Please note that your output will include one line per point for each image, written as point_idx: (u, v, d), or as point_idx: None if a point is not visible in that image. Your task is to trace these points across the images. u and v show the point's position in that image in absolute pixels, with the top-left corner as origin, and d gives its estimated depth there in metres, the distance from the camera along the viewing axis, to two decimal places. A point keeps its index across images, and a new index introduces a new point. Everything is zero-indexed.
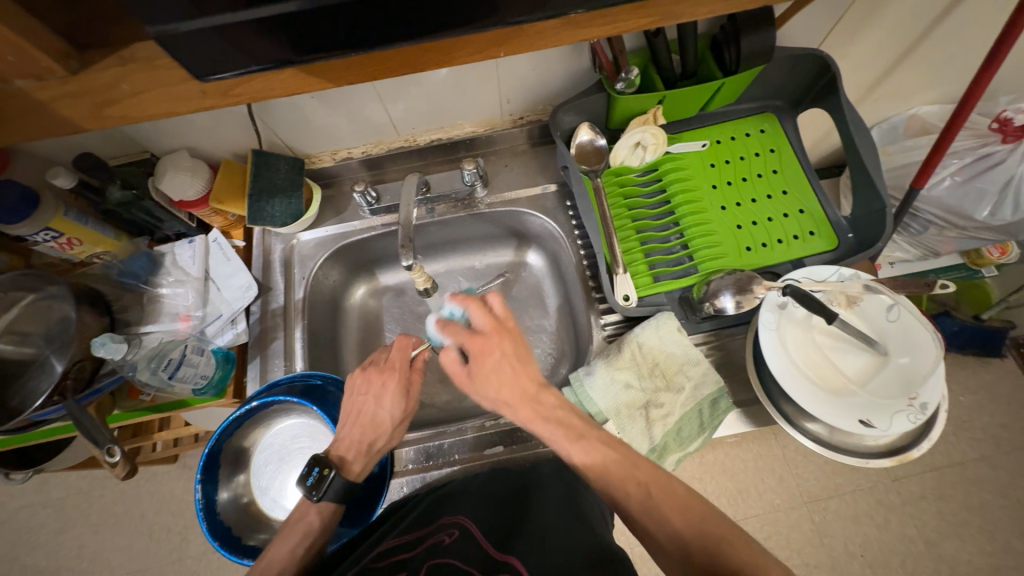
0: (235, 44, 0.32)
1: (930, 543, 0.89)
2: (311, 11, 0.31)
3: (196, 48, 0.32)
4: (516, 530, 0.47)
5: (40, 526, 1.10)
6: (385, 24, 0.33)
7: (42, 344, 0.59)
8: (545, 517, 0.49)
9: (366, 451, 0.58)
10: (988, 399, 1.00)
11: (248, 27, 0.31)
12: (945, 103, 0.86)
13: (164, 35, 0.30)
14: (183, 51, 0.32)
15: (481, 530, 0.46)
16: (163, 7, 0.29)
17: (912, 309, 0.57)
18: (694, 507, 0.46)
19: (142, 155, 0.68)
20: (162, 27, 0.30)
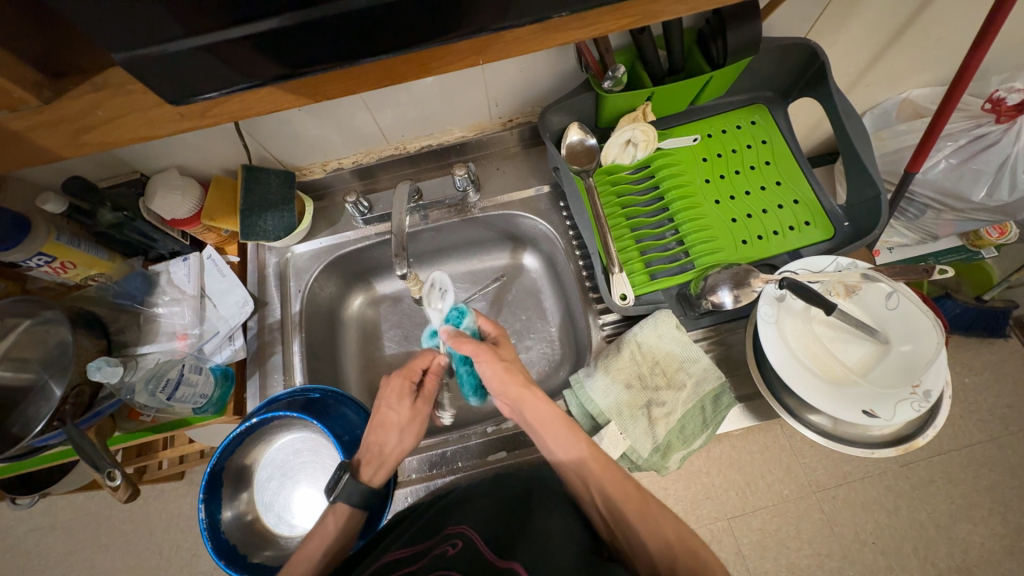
0: (215, 65, 0.32)
1: (940, 527, 0.89)
2: (290, 29, 0.30)
3: (170, 72, 0.32)
4: (519, 537, 0.46)
5: (50, 548, 1.10)
6: (365, 38, 0.33)
7: (41, 369, 0.58)
8: (548, 524, 0.48)
9: (378, 456, 0.59)
10: (994, 380, 0.99)
11: (222, 48, 0.31)
12: (937, 86, 0.85)
13: (134, 61, 0.30)
14: (156, 76, 0.32)
15: (485, 539, 0.45)
16: (133, 32, 0.28)
17: (911, 296, 0.57)
18: (667, 531, 0.50)
19: (132, 175, 0.68)
20: (138, 52, 0.30)
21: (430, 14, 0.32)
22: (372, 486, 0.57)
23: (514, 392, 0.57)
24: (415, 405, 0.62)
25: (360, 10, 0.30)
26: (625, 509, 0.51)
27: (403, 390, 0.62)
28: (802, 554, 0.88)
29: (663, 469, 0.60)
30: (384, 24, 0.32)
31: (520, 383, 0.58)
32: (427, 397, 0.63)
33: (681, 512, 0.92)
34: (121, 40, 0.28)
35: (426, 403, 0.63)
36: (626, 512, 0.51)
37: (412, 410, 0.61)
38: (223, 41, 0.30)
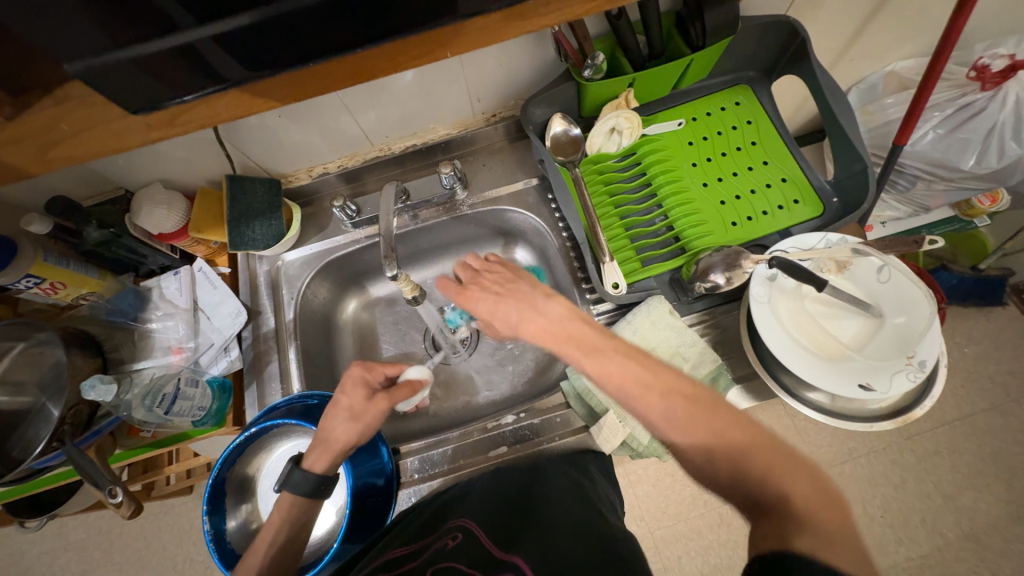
0: (184, 70, 0.32)
1: (947, 497, 0.89)
2: (259, 27, 0.31)
3: (129, 79, 0.31)
4: (523, 526, 0.47)
5: (64, 568, 1.10)
6: (329, 34, 0.33)
7: (38, 392, 0.58)
8: (551, 512, 0.49)
9: (331, 450, 0.55)
10: (994, 348, 0.99)
11: (180, 52, 0.31)
12: (921, 57, 0.85)
13: (89, 70, 0.30)
14: (114, 85, 0.31)
15: (485, 532, 0.46)
16: (83, 39, 0.28)
17: (902, 267, 0.57)
18: (722, 424, 0.41)
19: (116, 192, 0.68)
20: (99, 59, 0.29)
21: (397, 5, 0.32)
22: (323, 475, 0.54)
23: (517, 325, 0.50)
24: (371, 398, 0.57)
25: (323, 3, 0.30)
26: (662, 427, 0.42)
27: (359, 384, 0.57)
28: None
29: (664, 455, 0.60)
30: (350, 17, 0.32)
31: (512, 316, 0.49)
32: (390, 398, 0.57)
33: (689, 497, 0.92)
34: (80, 47, 0.29)
35: (386, 399, 0.57)
36: (692, 431, 0.41)
37: (366, 403, 0.56)
38: (186, 44, 0.30)
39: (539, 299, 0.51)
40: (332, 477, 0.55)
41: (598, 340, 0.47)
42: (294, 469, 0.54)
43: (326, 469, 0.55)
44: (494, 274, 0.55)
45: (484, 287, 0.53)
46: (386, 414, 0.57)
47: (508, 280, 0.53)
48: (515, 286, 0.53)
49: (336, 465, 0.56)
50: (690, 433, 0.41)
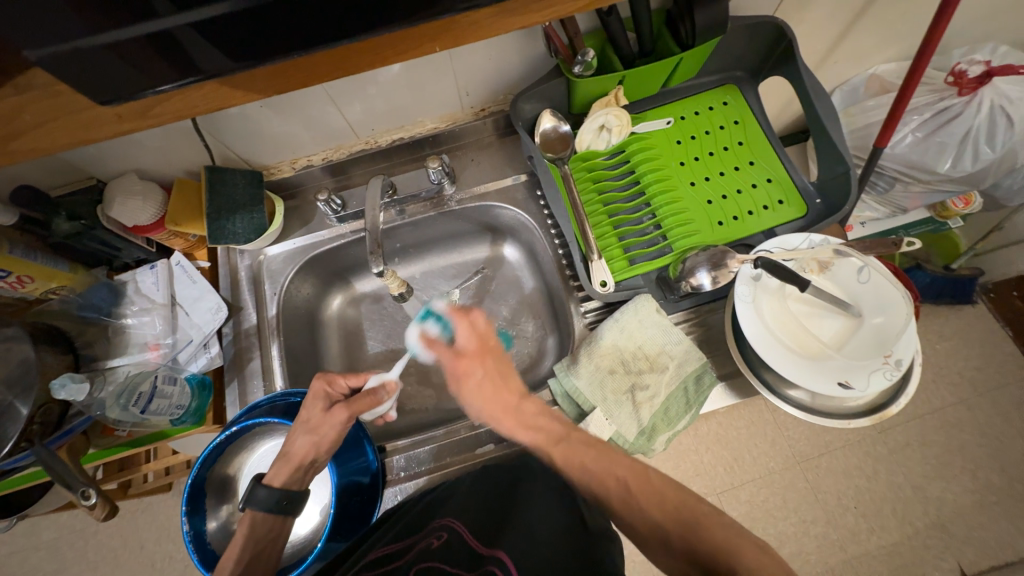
0: (160, 59, 0.31)
1: (916, 488, 0.92)
2: (236, 14, 0.29)
3: (93, 68, 0.30)
4: (507, 524, 0.47)
5: (36, 569, 1.07)
6: (313, 29, 0.32)
7: (3, 391, 0.54)
8: (537, 511, 0.49)
9: (302, 467, 0.57)
10: (963, 344, 1.03)
11: (151, 39, 0.29)
12: (902, 61, 0.87)
13: (51, 58, 0.28)
14: (77, 74, 0.30)
15: (470, 531, 0.45)
16: (45, 26, 0.26)
17: (881, 269, 0.58)
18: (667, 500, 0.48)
19: (87, 181, 0.65)
20: (63, 46, 0.28)
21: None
22: (285, 490, 0.55)
23: (501, 410, 0.58)
24: (329, 410, 0.56)
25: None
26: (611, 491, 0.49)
27: (319, 396, 0.57)
28: (788, 522, 0.91)
29: (649, 452, 0.61)
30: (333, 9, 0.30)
31: (506, 404, 0.58)
32: (351, 408, 0.57)
33: None
34: (40, 34, 0.27)
35: (344, 411, 0.56)
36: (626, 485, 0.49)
37: (325, 416, 0.56)
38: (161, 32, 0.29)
39: (517, 386, 0.59)
40: (293, 489, 0.56)
41: (563, 432, 0.55)
42: (256, 486, 0.54)
43: (292, 483, 0.56)
44: (490, 350, 0.61)
45: (478, 360, 0.60)
46: (345, 426, 0.56)
47: (500, 360, 0.61)
48: (507, 372, 0.60)
49: (298, 478, 0.57)
50: (641, 507, 0.48)
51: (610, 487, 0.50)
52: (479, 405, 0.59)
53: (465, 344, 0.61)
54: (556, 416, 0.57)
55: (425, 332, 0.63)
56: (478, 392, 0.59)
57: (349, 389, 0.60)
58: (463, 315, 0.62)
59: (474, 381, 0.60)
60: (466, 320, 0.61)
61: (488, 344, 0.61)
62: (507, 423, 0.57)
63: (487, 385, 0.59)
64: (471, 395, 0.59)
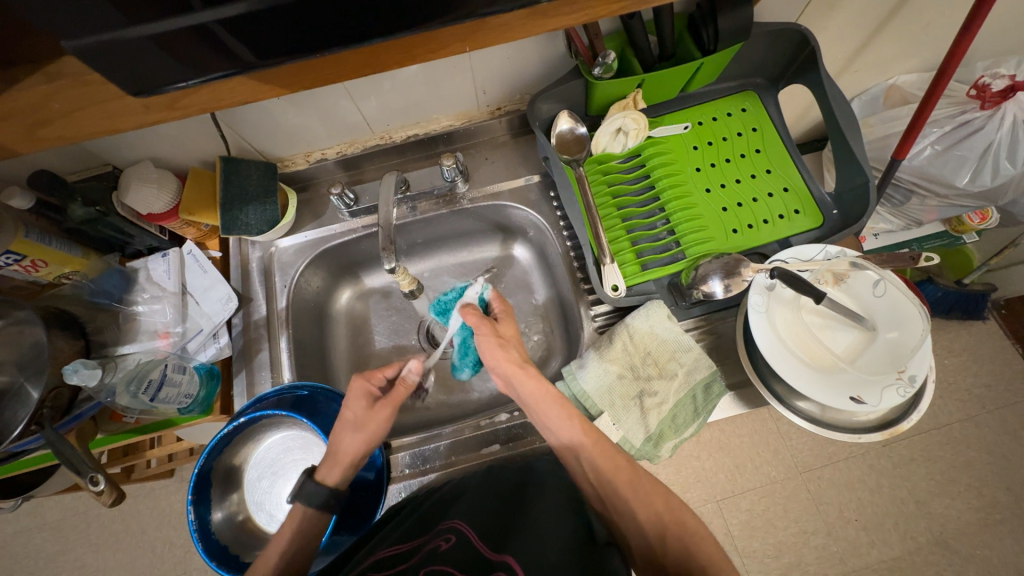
0: (191, 54, 0.31)
1: (920, 503, 0.92)
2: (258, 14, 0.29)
3: (124, 61, 0.30)
4: (514, 530, 0.46)
5: (38, 549, 1.08)
6: (342, 31, 0.32)
7: (15, 372, 0.55)
8: (550, 521, 0.49)
9: (346, 463, 0.57)
10: (972, 360, 1.02)
11: (183, 35, 0.29)
12: (924, 72, 0.86)
13: (84, 50, 0.28)
14: (109, 66, 0.30)
15: (478, 534, 0.45)
16: (77, 18, 0.26)
17: (898, 283, 0.57)
18: (655, 502, 0.51)
19: (103, 168, 0.65)
20: (96, 40, 0.28)
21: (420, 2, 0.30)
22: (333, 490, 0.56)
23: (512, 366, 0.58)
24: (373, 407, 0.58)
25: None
26: (617, 484, 0.51)
27: (362, 394, 0.58)
28: (789, 532, 0.90)
29: (654, 458, 0.61)
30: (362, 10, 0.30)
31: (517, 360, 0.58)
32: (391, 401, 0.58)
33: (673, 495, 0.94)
34: (74, 26, 0.27)
35: (389, 406, 0.58)
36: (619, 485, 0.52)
37: (368, 414, 0.57)
38: (192, 28, 0.29)
39: (517, 354, 0.59)
40: (344, 489, 0.57)
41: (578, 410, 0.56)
42: (307, 479, 0.56)
43: (341, 483, 0.57)
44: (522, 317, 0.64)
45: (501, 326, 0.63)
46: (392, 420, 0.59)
47: (510, 331, 0.63)
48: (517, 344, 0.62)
49: (347, 477, 0.57)
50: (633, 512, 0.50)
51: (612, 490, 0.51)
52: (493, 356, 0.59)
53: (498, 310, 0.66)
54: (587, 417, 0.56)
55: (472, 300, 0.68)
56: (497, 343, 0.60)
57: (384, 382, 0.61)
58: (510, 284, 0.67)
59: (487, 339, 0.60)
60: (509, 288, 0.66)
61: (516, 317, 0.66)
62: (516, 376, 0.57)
63: (492, 346, 0.59)
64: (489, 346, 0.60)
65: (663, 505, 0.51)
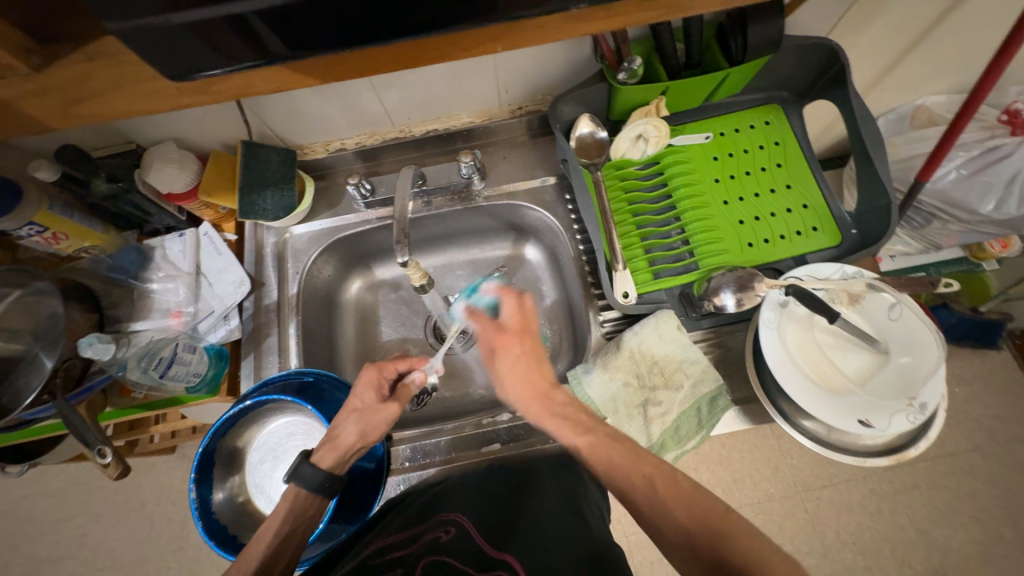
0: (225, 43, 0.31)
1: (920, 531, 0.90)
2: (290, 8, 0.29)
3: (162, 46, 0.30)
4: (517, 529, 0.46)
5: (41, 515, 1.10)
6: (375, 27, 0.32)
7: (31, 340, 0.57)
8: (553, 518, 0.48)
9: (344, 452, 0.57)
10: (983, 390, 1.00)
11: (222, 24, 0.29)
12: (954, 94, 0.84)
13: (127, 33, 0.29)
14: (149, 50, 0.30)
15: (478, 527, 0.46)
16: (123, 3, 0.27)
17: (914, 307, 0.57)
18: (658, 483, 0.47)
19: (127, 146, 0.66)
20: (139, 24, 0.28)
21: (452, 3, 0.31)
22: (329, 473, 0.55)
23: (535, 396, 0.58)
24: (381, 401, 0.59)
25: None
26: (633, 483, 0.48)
27: (371, 384, 0.59)
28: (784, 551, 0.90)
29: None
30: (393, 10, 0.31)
31: (538, 388, 0.58)
32: (399, 398, 0.60)
33: None
34: (117, 9, 0.27)
35: (396, 401, 0.59)
36: (614, 464, 0.50)
37: (376, 406, 0.58)
38: (231, 17, 0.29)
39: (542, 383, 0.58)
40: (338, 475, 0.57)
41: (592, 423, 0.55)
42: (304, 461, 0.55)
43: (337, 469, 0.57)
44: (532, 332, 0.61)
45: (515, 343, 0.60)
46: (397, 416, 0.59)
47: (533, 348, 0.60)
48: (541, 358, 0.60)
49: (344, 463, 0.57)
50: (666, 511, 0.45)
51: (634, 488, 0.48)
52: (517, 388, 0.59)
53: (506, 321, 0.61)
54: (585, 410, 0.57)
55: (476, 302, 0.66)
56: (513, 372, 0.60)
57: (396, 375, 0.62)
58: (513, 294, 0.61)
59: (510, 359, 0.60)
60: (515, 299, 0.61)
61: (529, 328, 0.61)
62: (534, 409, 0.58)
63: (513, 375, 0.60)
64: (506, 374, 0.60)
65: (660, 478, 0.48)
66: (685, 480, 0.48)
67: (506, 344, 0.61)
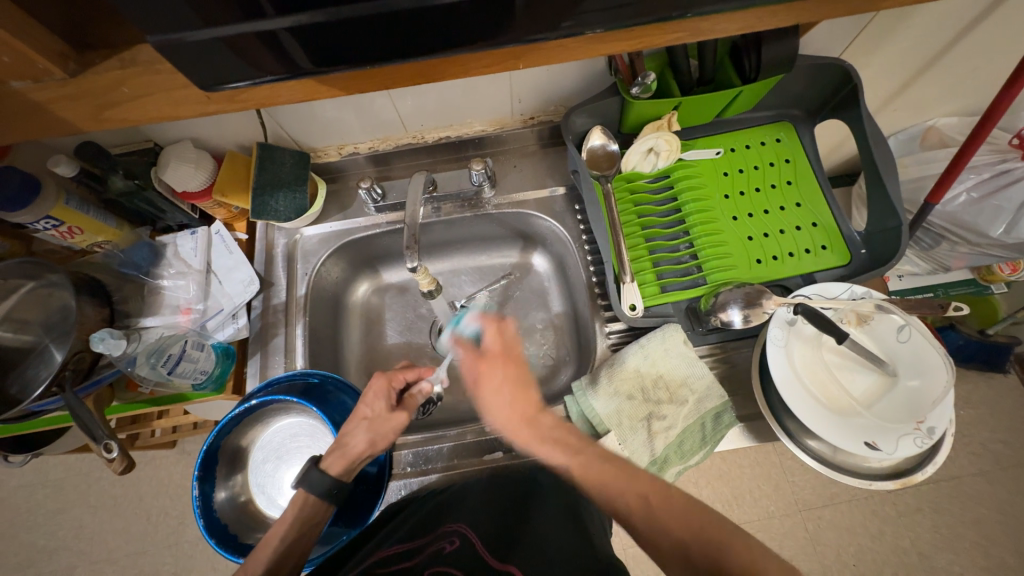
0: (256, 56, 0.32)
1: (922, 555, 0.89)
2: (317, 27, 0.30)
3: (196, 57, 0.31)
4: (518, 541, 0.46)
5: (39, 506, 1.10)
6: (401, 42, 0.33)
7: (42, 332, 0.58)
8: (556, 530, 0.48)
9: (354, 459, 0.56)
10: (989, 414, 0.99)
11: (255, 37, 0.30)
12: (965, 116, 0.84)
13: (165, 44, 0.30)
14: (183, 60, 0.31)
15: (481, 538, 0.46)
16: (163, 16, 0.28)
17: (924, 330, 0.56)
18: (652, 495, 0.47)
19: (145, 144, 0.67)
20: (177, 37, 0.29)
21: (474, 23, 0.32)
22: (337, 481, 0.55)
23: (518, 423, 0.57)
24: (391, 410, 0.59)
25: (406, 13, 0.30)
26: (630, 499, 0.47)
27: (381, 394, 0.59)
28: None
29: None
30: (414, 30, 0.32)
31: (523, 414, 0.57)
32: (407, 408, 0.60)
33: None
34: (157, 23, 0.28)
35: (406, 411, 0.60)
36: (609, 480, 0.49)
37: (386, 415, 0.58)
38: (265, 31, 0.30)
39: (524, 410, 0.57)
40: (346, 483, 0.56)
41: (580, 445, 0.53)
42: (312, 468, 0.55)
43: (346, 476, 0.57)
44: (515, 356, 0.61)
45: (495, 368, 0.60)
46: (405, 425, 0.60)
47: (517, 373, 0.60)
48: (526, 383, 0.59)
49: (352, 470, 0.57)
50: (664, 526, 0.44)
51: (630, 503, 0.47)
52: (501, 414, 0.58)
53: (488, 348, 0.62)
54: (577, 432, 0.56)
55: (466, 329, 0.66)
56: (496, 398, 0.59)
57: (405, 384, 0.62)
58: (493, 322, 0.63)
59: (493, 386, 0.59)
60: (496, 327, 0.62)
61: (514, 355, 0.61)
62: (521, 437, 0.56)
63: (497, 400, 0.59)
64: (489, 400, 0.59)
65: (653, 492, 0.47)
66: (677, 492, 0.47)
67: (487, 372, 0.60)
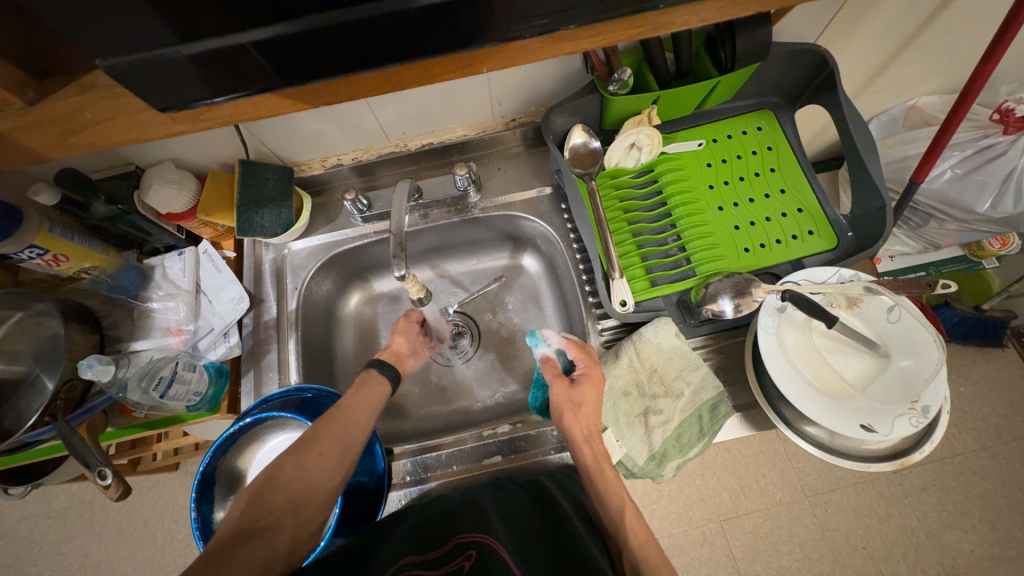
0: (218, 74, 0.32)
1: (931, 534, 0.89)
2: (285, 40, 0.30)
3: (155, 79, 0.31)
4: (541, 552, 0.48)
5: (44, 536, 1.10)
6: (358, 54, 0.33)
7: (32, 362, 0.57)
8: (579, 535, 0.50)
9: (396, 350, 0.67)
10: (989, 389, 0.99)
11: (213, 56, 0.31)
12: (946, 94, 0.84)
13: (118, 68, 0.30)
14: (141, 84, 0.31)
15: (504, 546, 0.47)
16: (114, 40, 0.28)
17: (913, 309, 0.56)
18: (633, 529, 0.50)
19: (126, 167, 0.67)
20: (131, 58, 0.29)
21: (446, 27, 0.32)
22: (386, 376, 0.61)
23: (594, 447, 0.56)
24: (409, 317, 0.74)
25: (363, 24, 0.30)
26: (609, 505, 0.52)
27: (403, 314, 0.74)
28: (792, 557, 0.89)
29: (658, 478, 0.60)
30: (382, 38, 0.32)
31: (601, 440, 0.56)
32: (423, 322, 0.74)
33: (676, 513, 0.92)
34: (110, 46, 0.29)
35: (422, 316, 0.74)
36: (602, 500, 0.52)
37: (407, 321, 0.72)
38: (221, 49, 0.30)
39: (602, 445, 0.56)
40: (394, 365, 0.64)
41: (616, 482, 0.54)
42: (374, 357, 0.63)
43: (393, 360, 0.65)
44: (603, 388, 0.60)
45: (588, 390, 0.58)
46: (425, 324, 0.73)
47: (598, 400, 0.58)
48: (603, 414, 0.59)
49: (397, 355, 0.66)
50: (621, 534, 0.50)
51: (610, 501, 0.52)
52: (578, 432, 0.56)
53: (578, 368, 0.61)
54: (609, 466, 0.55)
55: (548, 355, 0.64)
56: (582, 412, 0.57)
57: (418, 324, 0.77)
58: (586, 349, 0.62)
59: (585, 400, 0.57)
60: (588, 354, 0.62)
61: (599, 372, 0.60)
62: (593, 460, 0.55)
63: (572, 415, 0.57)
64: (572, 414, 0.57)
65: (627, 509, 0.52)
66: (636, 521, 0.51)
67: (575, 393, 0.58)
